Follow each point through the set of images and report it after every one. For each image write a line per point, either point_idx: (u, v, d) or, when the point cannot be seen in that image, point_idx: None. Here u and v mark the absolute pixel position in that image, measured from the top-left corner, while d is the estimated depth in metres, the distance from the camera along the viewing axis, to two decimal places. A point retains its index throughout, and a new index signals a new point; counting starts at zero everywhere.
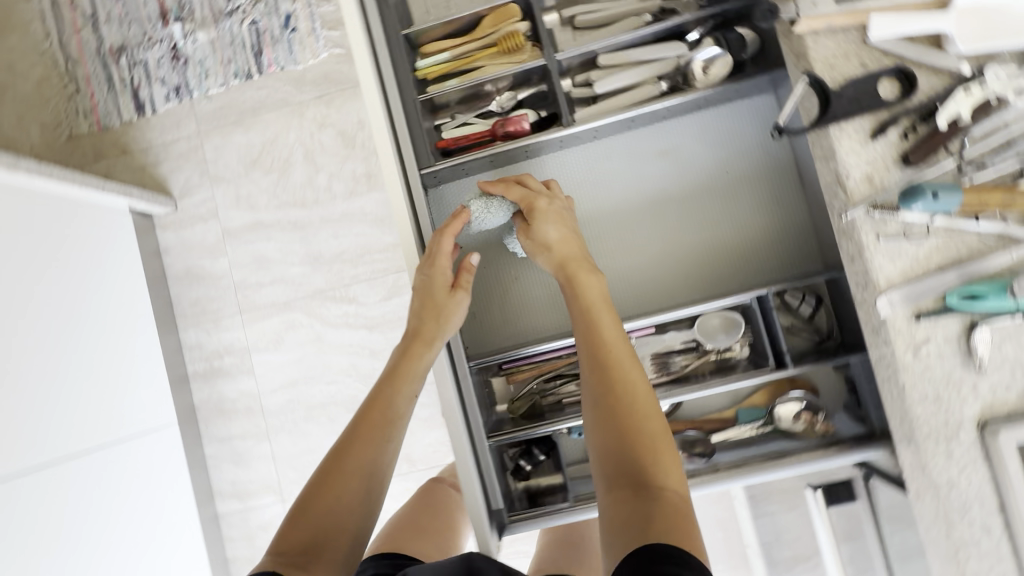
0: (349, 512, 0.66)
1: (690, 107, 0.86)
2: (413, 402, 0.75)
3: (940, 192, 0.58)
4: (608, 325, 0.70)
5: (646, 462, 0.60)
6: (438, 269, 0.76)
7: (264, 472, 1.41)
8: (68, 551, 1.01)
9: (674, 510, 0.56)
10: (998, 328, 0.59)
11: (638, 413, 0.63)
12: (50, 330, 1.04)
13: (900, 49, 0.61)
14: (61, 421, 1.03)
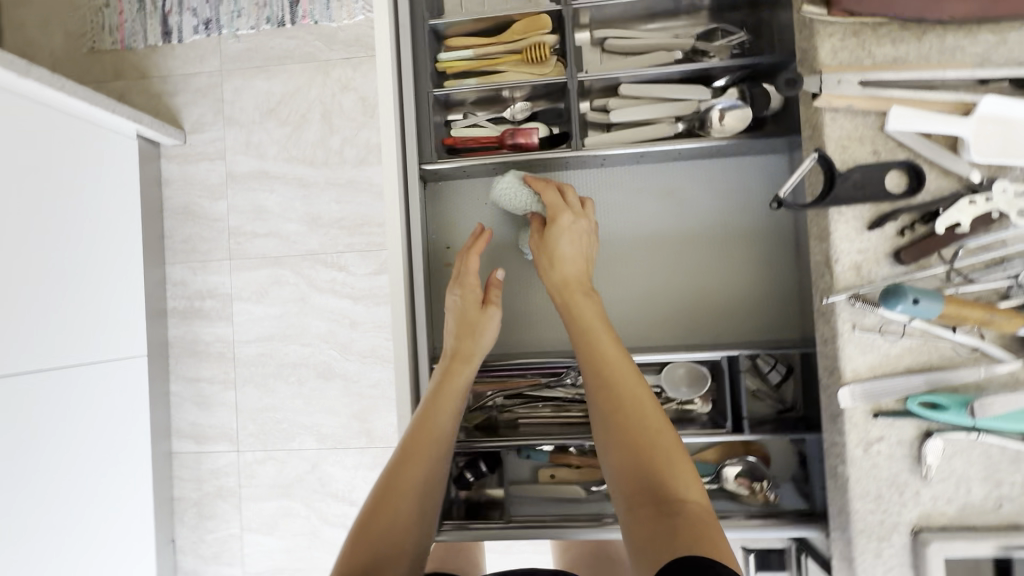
0: (404, 530, 0.65)
1: (703, 153, 0.85)
2: (455, 420, 0.74)
3: (922, 299, 0.55)
4: (607, 342, 0.73)
5: (663, 476, 0.59)
6: (467, 292, 0.84)
7: (225, 419, 1.41)
8: (45, 472, 1.00)
9: (695, 522, 0.54)
10: (950, 441, 0.59)
11: (645, 428, 0.64)
12: (51, 250, 1.02)
13: (916, 143, 0.60)
14: (52, 343, 1.02)
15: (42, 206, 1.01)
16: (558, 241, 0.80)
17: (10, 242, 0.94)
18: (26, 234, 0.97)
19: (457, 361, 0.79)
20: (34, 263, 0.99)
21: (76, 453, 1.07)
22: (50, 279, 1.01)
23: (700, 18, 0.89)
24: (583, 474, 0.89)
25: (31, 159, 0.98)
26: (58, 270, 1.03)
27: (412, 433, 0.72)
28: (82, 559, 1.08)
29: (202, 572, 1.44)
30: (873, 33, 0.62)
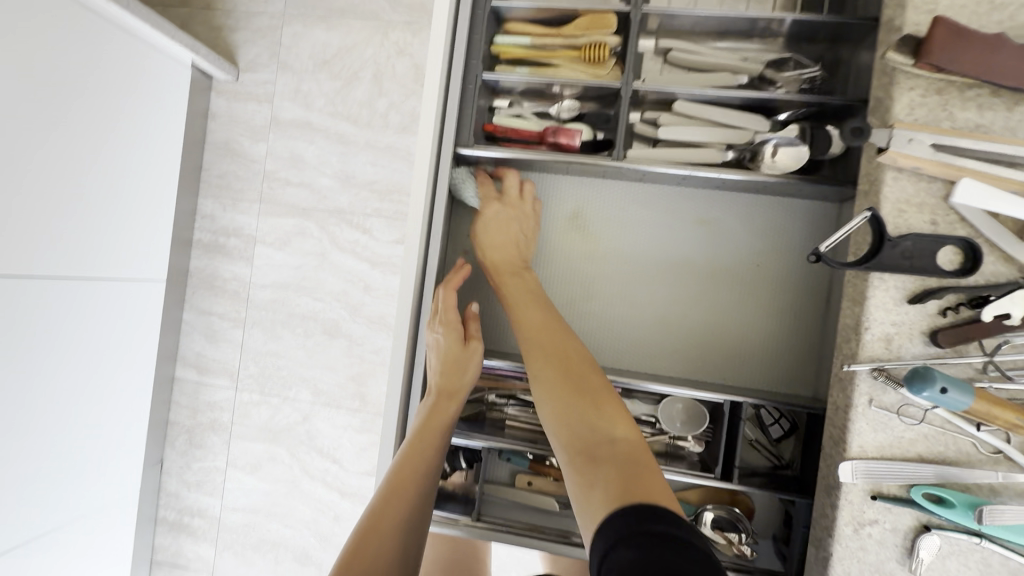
0: (386, 566, 0.60)
1: (747, 186, 0.81)
2: (441, 448, 0.73)
3: (950, 389, 0.51)
4: (537, 310, 0.75)
5: (595, 422, 0.61)
6: (451, 330, 0.80)
7: (228, 357, 1.44)
8: (51, 382, 1.02)
9: (628, 459, 0.55)
10: (948, 540, 0.56)
11: (577, 378, 0.66)
12: (90, 170, 1.02)
13: (979, 221, 0.56)
14: (77, 261, 1.03)
15: (93, 125, 1.02)
16: (497, 228, 0.82)
17: (59, 156, 0.96)
18: (74, 152, 0.99)
19: (443, 399, 0.77)
20: (74, 180, 1.00)
21: (86, 368, 1.10)
22: (87, 197, 1.03)
23: (775, 44, 0.84)
24: (560, 488, 0.88)
25: (89, 77, 0.99)
26: (97, 190, 1.05)
27: (399, 465, 0.70)
28: (76, 469, 1.12)
29: (183, 496, 1.49)
30: (958, 94, 0.57)
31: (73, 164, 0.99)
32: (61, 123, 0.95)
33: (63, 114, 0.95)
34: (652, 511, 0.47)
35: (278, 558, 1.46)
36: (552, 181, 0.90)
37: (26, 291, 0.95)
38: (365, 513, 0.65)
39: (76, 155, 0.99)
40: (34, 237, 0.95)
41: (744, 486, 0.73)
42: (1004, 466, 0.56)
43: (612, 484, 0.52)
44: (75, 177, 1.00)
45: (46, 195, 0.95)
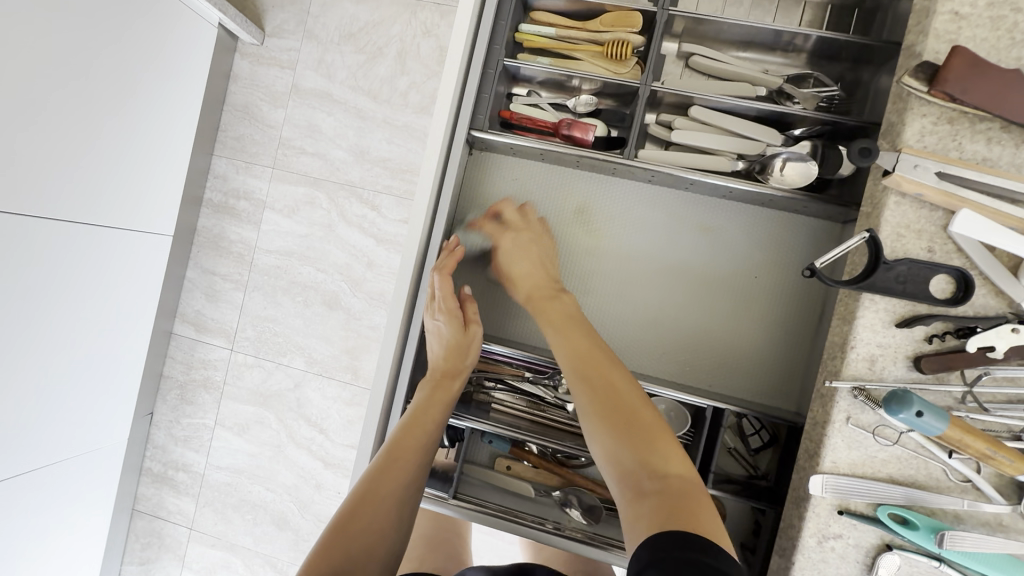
0: (378, 531, 0.63)
1: (753, 198, 0.82)
2: (439, 428, 0.75)
3: (926, 414, 0.52)
4: (576, 328, 0.69)
5: (643, 454, 0.54)
6: (452, 317, 0.81)
7: (227, 317, 1.46)
8: (50, 324, 1.03)
9: (680, 498, 0.49)
10: (909, 561, 0.57)
11: (620, 402, 0.58)
12: (104, 114, 1.03)
13: (975, 253, 0.56)
14: (81, 203, 1.03)
15: (114, 74, 1.03)
16: (518, 257, 0.81)
17: (80, 103, 0.97)
18: (96, 100, 1.00)
19: (445, 378, 0.79)
20: (88, 124, 1.00)
21: (89, 314, 1.12)
22: (104, 146, 1.04)
23: (797, 59, 0.84)
24: (537, 475, 0.90)
25: (116, 27, 1.00)
26: (113, 138, 1.06)
27: (394, 441, 0.71)
28: (67, 410, 1.14)
29: (170, 450, 1.52)
30: (969, 125, 0.57)
31: (86, 107, 0.99)
32: (77, 63, 0.95)
33: (80, 55, 0.95)
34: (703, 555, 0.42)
35: (257, 519, 1.48)
36: (562, 174, 0.91)
37: (37, 233, 0.96)
38: (360, 483, 0.66)
39: (97, 104, 1.01)
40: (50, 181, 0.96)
41: (717, 490, 0.75)
42: (971, 495, 0.57)
43: (660, 526, 0.46)
44: (95, 125, 1.02)
45: (62, 138, 0.96)
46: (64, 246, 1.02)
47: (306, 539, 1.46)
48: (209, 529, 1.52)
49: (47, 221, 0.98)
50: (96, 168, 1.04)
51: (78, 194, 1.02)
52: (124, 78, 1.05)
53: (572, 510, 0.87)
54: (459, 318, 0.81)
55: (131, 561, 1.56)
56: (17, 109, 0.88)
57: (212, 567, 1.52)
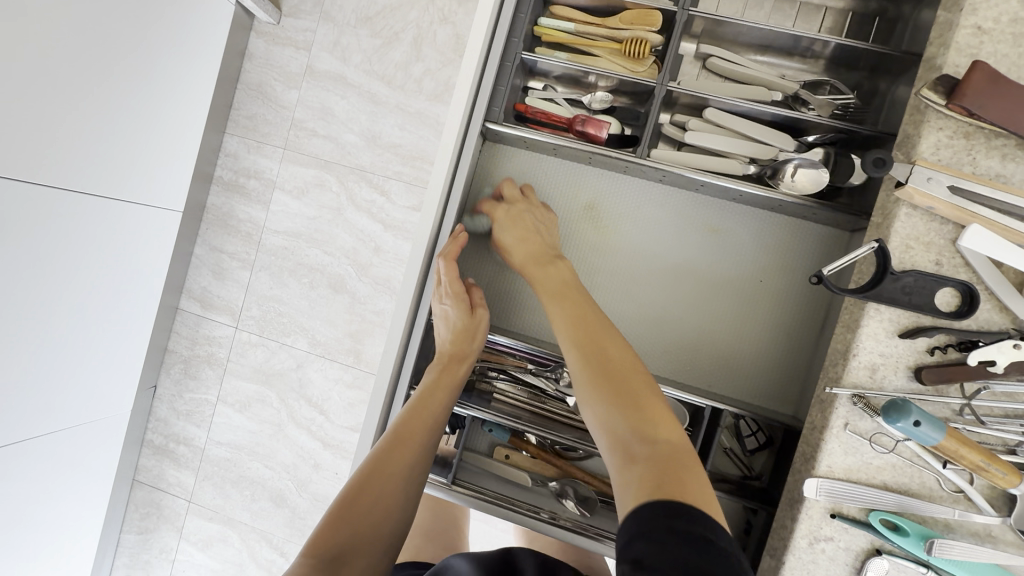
0: (383, 509, 0.65)
1: (763, 203, 0.82)
2: (445, 412, 0.75)
3: (923, 423, 0.53)
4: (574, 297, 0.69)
5: (636, 422, 0.52)
6: (458, 302, 0.82)
7: (234, 296, 1.47)
8: (61, 295, 1.06)
9: (670, 463, 0.47)
10: (897, 566, 0.58)
11: (614, 369, 0.58)
12: (117, 86, 1.03)
13: (983, 267, 0.57)
14: (92, 175, 1.05)
15: (129, 47, 1.03)
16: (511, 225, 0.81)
17: (93, 74, 0.98)
18: (110, 72, 1.01)
19: (452, 363, 0.80)
20: (102, 97, 1.01)
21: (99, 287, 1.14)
22: (116, 121, 1.05)
23: (815, 65, 0.84)
24: (535, 464, 0.92)
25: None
26: (125, 112, 1.07)
27: (401, 423, 0.71)
28: (75, 379, 1.16)
29: (172, 423, 1.54)
30: (984, 140, 0.58)
31: (99, 79, 0.99)
32: (92, 35, 0.95)
33: (96, 27, 0.95)
34: (683, 520, 0.40)
35: (254, 495, 1.51)
36: (574, 169, 0.91)
37: (48, 204, 0.98)
38: (365, 461, 0.68)
39: (113, 80, 1.02)
40: (64, 153, 0.98)
41: (712, 488, 0.76)
42: (962, 504, 0.58)
43: (648, 490, 0.44)
44: (110, 100, 1.03)
45: (75, 110, 0.97)
46: (76, 219, 1.04)
47: (302, 517, 1.49)
48: (207, 502, 1.55)
49: (61, 193, 0.99)
50: (107, 142, 1.05)
51: (89, 166, 1.03)
52: (140, 55, 1.05)
53: (567, 501, 0.89)
54: (466, 303, 0.82)
55: (130, 530, 1.60)
56: (32, 77, 0.88)
57: (209, 540, 1.56)
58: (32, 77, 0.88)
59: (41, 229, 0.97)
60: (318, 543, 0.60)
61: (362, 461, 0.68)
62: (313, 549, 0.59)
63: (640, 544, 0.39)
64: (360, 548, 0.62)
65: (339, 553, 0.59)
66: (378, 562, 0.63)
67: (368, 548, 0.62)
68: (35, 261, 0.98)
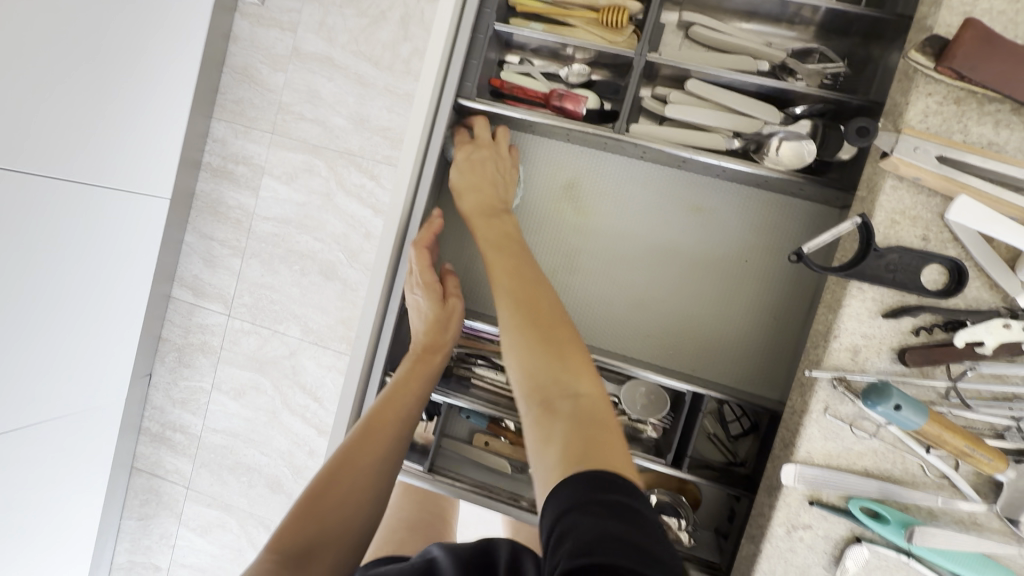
0: (354, 503, 0.63)
1: (748, 179, 0.79)
2: (420, 403, 0.73)
3: (904, 407, 0.51)
4: (508, 255, 0.68)
5: (563, 378, 0.52)
6: (429, 291, 0.79)
7: (224, 284, 1.45)
8: (48, 283, 1.05)
9: (589, 419, 0.48)
10: (877, 555, 0.56)
11: (545, 321, 0.57)
12: (90, 68, 1.00)
13: (972, 243, 0.53)
14: (74, 162, 1.03)
15: (103, 27, 1.00)
16: (468, 172, 0.79)
17: (66, 56, 0.95)
18: (84, 54, 0.98)
19: (426, 353, 0.78)
20: (76, 80, 0.98)
21: (87, 276, 1.13)
22: (92, 104, 1.03)
23: (806, 32, 0.80)
24: (515, 451, 0.90)
25: None
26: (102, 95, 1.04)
27: (373, 414, 0.70)
28: (65, 369, 1.16)
29: (168, 411, 1.54)
30: (977, 106, 0.54)
31: (71, 62, 0.97)
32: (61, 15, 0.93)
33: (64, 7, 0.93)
34: (612, 482, 0.40)
35: (252, 482, 1.51)
36: (552, 148, 0.88)
37: (30, 192, 0.96)
38: (335, 452, 0.66)
39: (87, 63, 0.99)
40: (43, 138, 0.96)
41: (693, 475, 0.74)
42: (946, 491, 0.56)
43: (570, 454, 0.44)
44: (85, 83, 1.00)
45: (50, 94, 0.95)
46: (60, 207, 1.03)
47: None
48: (205, 489, 1.55)
49: (42, 179, 0.98)
50: (85, 127, 1.03)
51: (69, 152, 1.01)
52: (117, 37, 1.03)
53: None
54: (436, 291, 0.79)
55: (130, 516, 1.61)
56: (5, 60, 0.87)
57: (208, 526, 1.56)
58: (8, 59, 0.87)
59: (23, 216, 0.96)
60: (284, 538, 0.58)
61: (333, 453, 0.67)
62: (276, 546, 0.57)
63: (576, 519, 0.38)
64: (326, 543, 0.59)
65: (308, 549, 0.57)
66: (347, 558, 0.61)
67: (335, 544, 0.60)
68: (22, 249, 0.98)
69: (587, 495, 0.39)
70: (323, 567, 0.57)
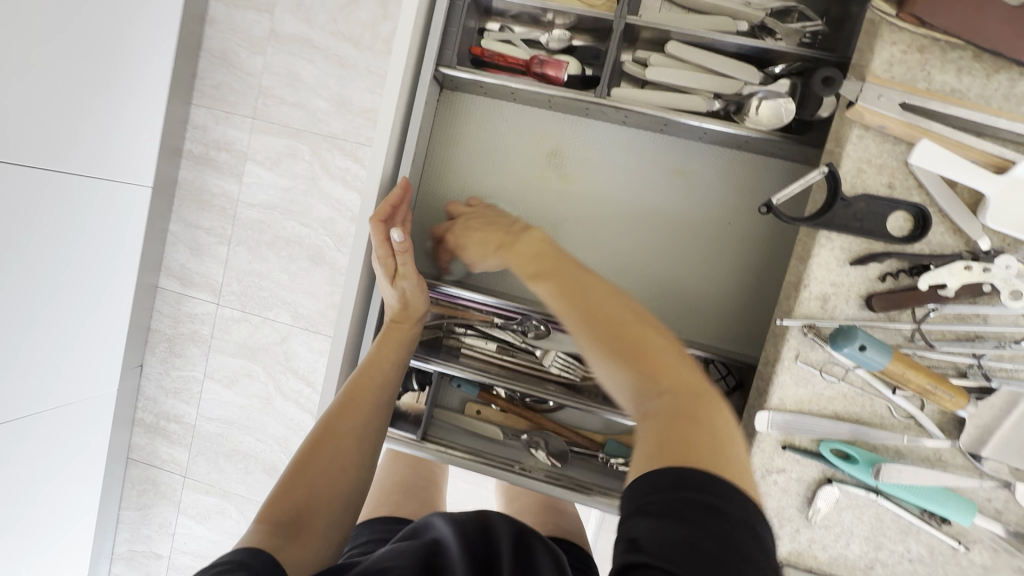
0: (343, 466, 0.64)
1: (729, 140, 0.79)
2: (399, 369, 0.75)
3: (869, 347, 0.53)
4: (545, 251, 0.56)
5: (647, 376, 0.41)
6: (386, 269, 0.77)
7: (212, 272, 1.45)
8: (28, 274, 1.04)
9: (682, 415, 0.38)
10: (848, 494, 0.59)
11: (605, 316, 0.45)
12: (62, 53, 0.99)
13: (935, 187, 0.55)
14: (49, 149, 1.01)
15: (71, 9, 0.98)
16: (468, 238, 0.74)
17: (35, 41, 0.94)
18: (54, 38, 0.97)
19: (398, 323, 0.78)
20: (47, 65, 0.97)
21: (68, 265, 1.12)
22: (66, 88, 1.01)
23: None
24: (506, 419, 0.91)
25: None
26: (76, 80, 1.03)
27: (353, 382, 0.71)
28: (54, 361, 1.16)
29: (161, 402, 1.54)
30: (940, 54, 0.55)
31: (41, 45, 0.95)
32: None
33: None
34: (694, 488, 0.33)
35: (249, 468, 1.52)
36: (535, 115, 0.87)
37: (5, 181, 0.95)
38: (320, 421, 0.67)
39: (60, 42, 0.98)
40: (15, 126, 0.94)
41: None
42: (913, 431, 0.58)
43: (662, 453, 0.36)
44: (57, 68, 0.98)
45: (20, 80, 0.93)
46: (38, 196, 1.01)
47: None
48: (202, 477, 1.56)
49: (16, 167, 0.96)
50: (59, 114, 1.01)
51: (43, 140, 0.99)
52: (90, 16, 1.01)
53: (539, 452, 0.87)
54: (389, 268, 0.77)
55: (129, 507, 1.61)
56: None
57: (206, 513, 1.57)
58: None
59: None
60: (274, 505, 0.58)
61: (318, 422, 0.67)
62: (267, 513, 0.57)
63: (638, 522, 0.34)
64: (318, 508, 0.60)
65: (298, 513, 0.58)
66: (339, 520, 0.62)
67: (326, 508, 0.60)
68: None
69: (653, 492, 0.34)
70: (317, 530, 0.58)
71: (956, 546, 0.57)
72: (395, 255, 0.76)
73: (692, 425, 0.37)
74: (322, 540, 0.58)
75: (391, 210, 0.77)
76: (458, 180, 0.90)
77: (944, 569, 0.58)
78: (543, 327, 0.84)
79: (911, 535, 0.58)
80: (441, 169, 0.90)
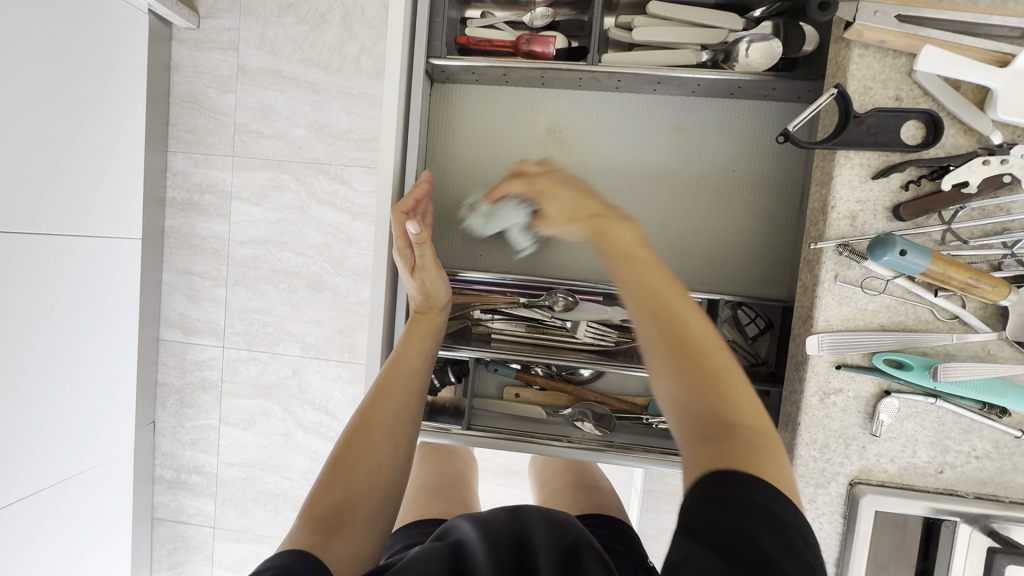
0: (379, 461, 0.63)
1: (722, 89, 0.81)
2: (427, 361, 0.74)
3: (909, 252, 0.54)
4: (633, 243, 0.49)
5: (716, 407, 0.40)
6: (405, 258, 0.78)
7: (213, 315, 1.42)
8: (44, 348, 1.04)
9: (755, 449, 0.38)
10: (907, 402, 0.61)
11: (684, 334, 0.43)
12: (46, 121, 0.99)
13: (940, 92, 0.57)
14: (44, 218, 1.01)
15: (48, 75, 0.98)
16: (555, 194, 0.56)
17: (20, 113, 0.94)
18: (36, 108, 0.97)
19: (420, 315, 0.78)
20: (34, 135, 0.97)
21: (73, 331, 1.10)
22: (50, 154, 1.01)
23: None
24: (548, 397, 0.91)
25: (41, 28, 0.95)
26: (63, 145, 1.03)
27: (385, 376, 0.70)
28: (74, 428, 1.14)
29: (179, 455, 1.50)
30: None
31: (28, 118, 0.95)
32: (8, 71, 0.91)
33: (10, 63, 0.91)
34: (734, 488, 0.36)
35: (278, 508, 1.49)
36: (527, 95, 0.89)
37: (13, 258, 0.95)
38: (353, 418, 0.66)
39: (49, 108, 0.99)
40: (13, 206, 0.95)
41: None
42: (958, 329, 0.60)
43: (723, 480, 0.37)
44: (42, 135, 0.98)
45: (11, 154, 0.93)
46: (38, 266, 1.01)
47: None
48: (233, 525, 1.52)
49: (21, 241, 0.97)
50: (49, 180, 1.01)
51: (38, 210, 1.00)
52: (64, 70, 1.01)
53: (586, 423, 0.87)
54: (408, 257, 0.77)
55: (161, 568, 1.56)
56: None
57: (242, 561, 1.53)
58: None
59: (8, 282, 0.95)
60: (315, 502, 0.56)
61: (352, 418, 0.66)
62: (309, 510, 0.55)
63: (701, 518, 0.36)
64: (357, 501, 0.58)
65: (338, 512, 0.56)
66: (381, 514, 0.60)
67: (365, 502, 0.59)
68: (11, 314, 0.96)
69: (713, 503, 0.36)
70: (359, 525, 0.57)
71: (1018, 435, 0.59)
72: (414, 247, 0.77)
73: (761, 457, 0.38)
74: (365, 535, 0.56)
75: (411, 202, 0.77)
76: (462, 170, 0.90)
77: (1010, 459, 0.60)
78: (571, 299, 0.85)
79: (974, 432, 0.60)
80: (443, 162, 0.90)
